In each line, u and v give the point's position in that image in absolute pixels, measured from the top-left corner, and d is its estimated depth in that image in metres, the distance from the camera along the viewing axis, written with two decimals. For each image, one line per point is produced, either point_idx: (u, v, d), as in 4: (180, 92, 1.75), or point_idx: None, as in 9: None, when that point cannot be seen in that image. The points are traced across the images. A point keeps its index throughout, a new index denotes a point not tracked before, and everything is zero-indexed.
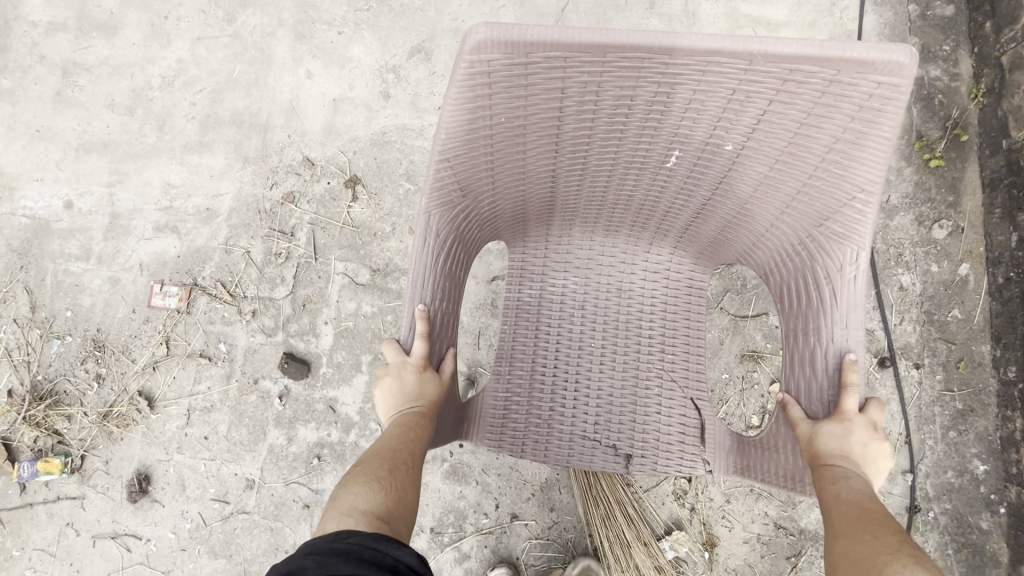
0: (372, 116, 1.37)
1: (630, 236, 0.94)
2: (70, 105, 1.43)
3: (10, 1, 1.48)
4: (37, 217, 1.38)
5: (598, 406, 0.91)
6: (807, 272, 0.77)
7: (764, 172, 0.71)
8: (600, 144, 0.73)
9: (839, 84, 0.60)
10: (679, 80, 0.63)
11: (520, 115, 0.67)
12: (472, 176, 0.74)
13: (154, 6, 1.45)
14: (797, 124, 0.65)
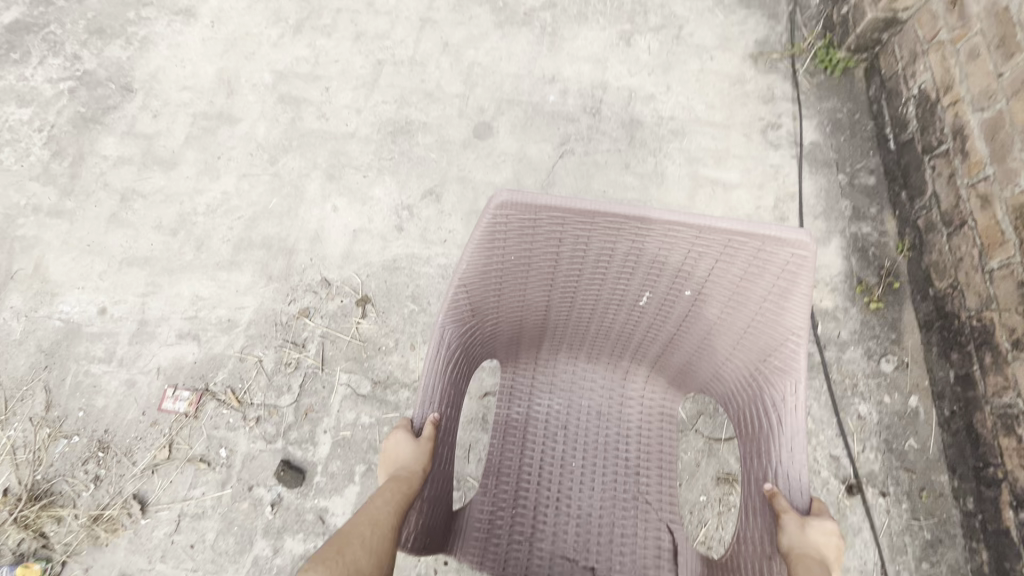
0: (387, 244, 1.57)
1: (610, 363, 1.07)
2: (122, 224, 1.63)
3: (89, 139, 1.75)
4: (71, 321, 1.52)
5: (580, 523, 0.98)
6: (759, 401, 0.89)
7: (717, 314, 0.88)
8: (586, 282, 0.90)
9: (764, 252, 0.79)
10: (647, 238, 0.82)
11: (525, 254, 0.85)
12: (482, 299, 0.89)
13: (211, 148, 1.72)
14: (738, 278, 0.83)
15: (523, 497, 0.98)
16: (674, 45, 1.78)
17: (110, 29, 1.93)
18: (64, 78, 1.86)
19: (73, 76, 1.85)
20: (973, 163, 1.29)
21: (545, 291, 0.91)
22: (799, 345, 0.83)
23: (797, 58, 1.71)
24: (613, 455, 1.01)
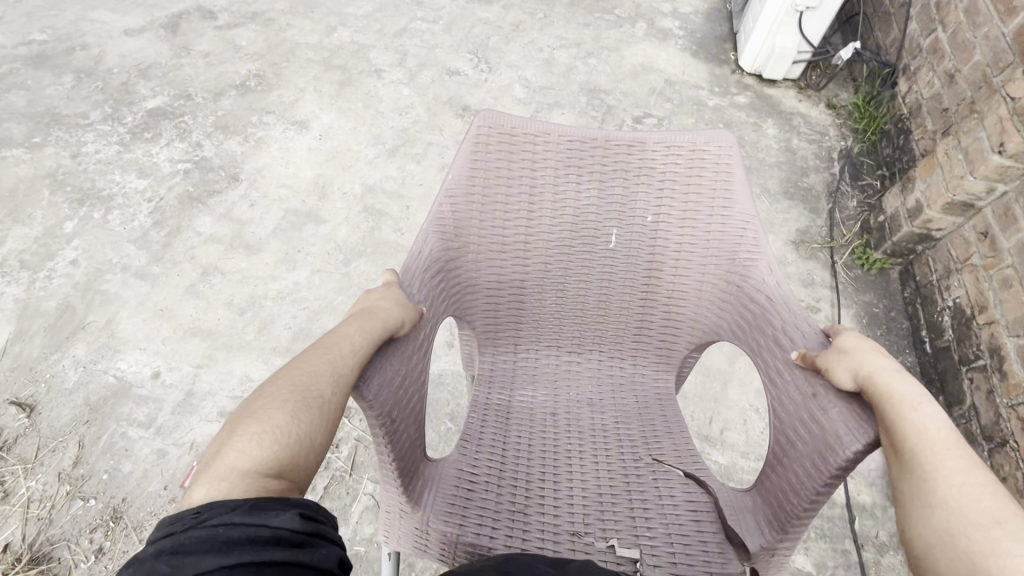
0: (435, 359, 1.68)
1: (595, 329, 1.24)
2: (197, 296, 1.75)
3: (189, 214, 1.95)
4: (123, 379, 1.58)
5: (592, 457, 1.08)
6: (741, 310, 1.08)
7: (679, 230, 1.13)
8: (565, 213, 1.15)
9: (697, 152, 1.12)
10: (605, 154, 1.13)
11: (508, 177, 1.12)
12: (469, 222, 1.11)
13: (294, 241, 1.89)
14: (685, 188, 1.12)
15: (512, 459, 1.05)
16: None
17: (234, 127, 2.23)
18: (183, 160, 2.11)
19: (191, 159, 2.11)
20: (1011, 385, 1.33)
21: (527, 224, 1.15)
22: (756, 228, 1.09)
23: (835, 250, 1.88)
24: (609, 410, 1.18)
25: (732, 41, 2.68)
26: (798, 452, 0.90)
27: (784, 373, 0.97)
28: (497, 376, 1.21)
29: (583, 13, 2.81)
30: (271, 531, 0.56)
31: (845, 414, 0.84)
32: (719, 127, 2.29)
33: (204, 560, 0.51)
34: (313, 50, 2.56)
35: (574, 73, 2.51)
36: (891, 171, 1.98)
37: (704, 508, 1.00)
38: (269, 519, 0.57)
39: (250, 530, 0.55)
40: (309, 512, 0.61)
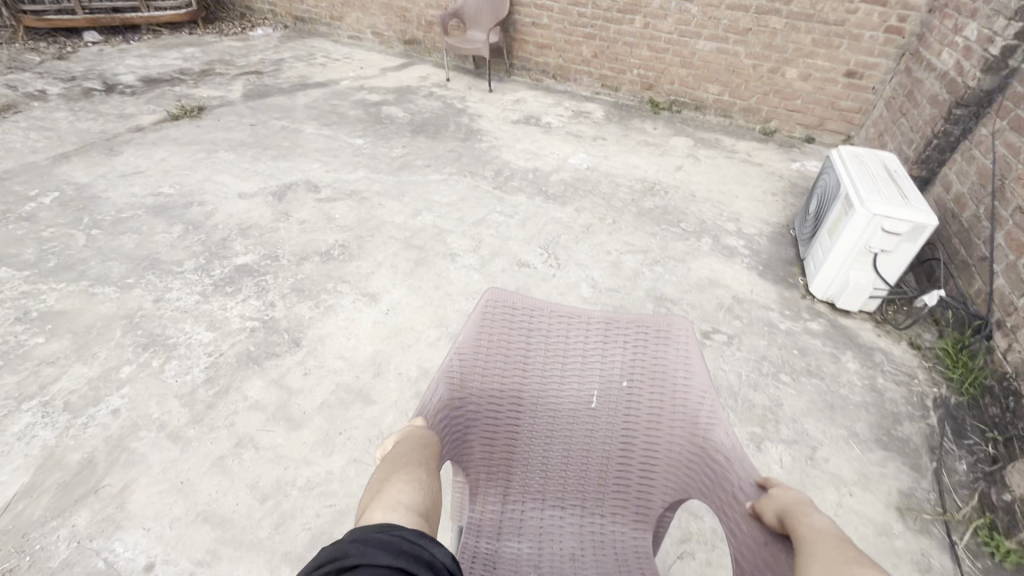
0: None
1: (579, 484, 1.40)
2: (222, 471, 1.62)
3: (243, 375, 1.93)
4: (113, 566, 1.38)
5: None
6: (701, 475, 1.24)
7: (647, 401, 1.32)
8: (552, 379, 1.36)
9: (662, 331, 1.33)
10: (585, 329, 1.36)
11: (504, 344, 1.35)
12: (467, 384, 1.32)
13: (338, 420, 1.79)
14: (652, 362, 1.33)
15: None
16: (807, 465, 1.74)
17: (309, 291, 2.32)
18: (253, 318, 2.17)
19: (260, 319, 2.17)
20: None
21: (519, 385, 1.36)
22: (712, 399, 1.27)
23: (953, 525, 1.60)
24: (587, 561, 1.31)
25: (799, 265, 2.73)
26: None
27: (735, 532, 1.10)
28: (487, 526, 1.36)
29: (650, 223, 2.98)
30: (431, 557, 0.76)
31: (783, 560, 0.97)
32: (794, 353, 2.18)
33: (381, 555, 0.71)
34: (397, 229, 2.77)
35: (641, 279, 2.56)
36: (1006, 437, 1.74)
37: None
38: (431, 549, 0.77)
39: (415, 549, 0.75)
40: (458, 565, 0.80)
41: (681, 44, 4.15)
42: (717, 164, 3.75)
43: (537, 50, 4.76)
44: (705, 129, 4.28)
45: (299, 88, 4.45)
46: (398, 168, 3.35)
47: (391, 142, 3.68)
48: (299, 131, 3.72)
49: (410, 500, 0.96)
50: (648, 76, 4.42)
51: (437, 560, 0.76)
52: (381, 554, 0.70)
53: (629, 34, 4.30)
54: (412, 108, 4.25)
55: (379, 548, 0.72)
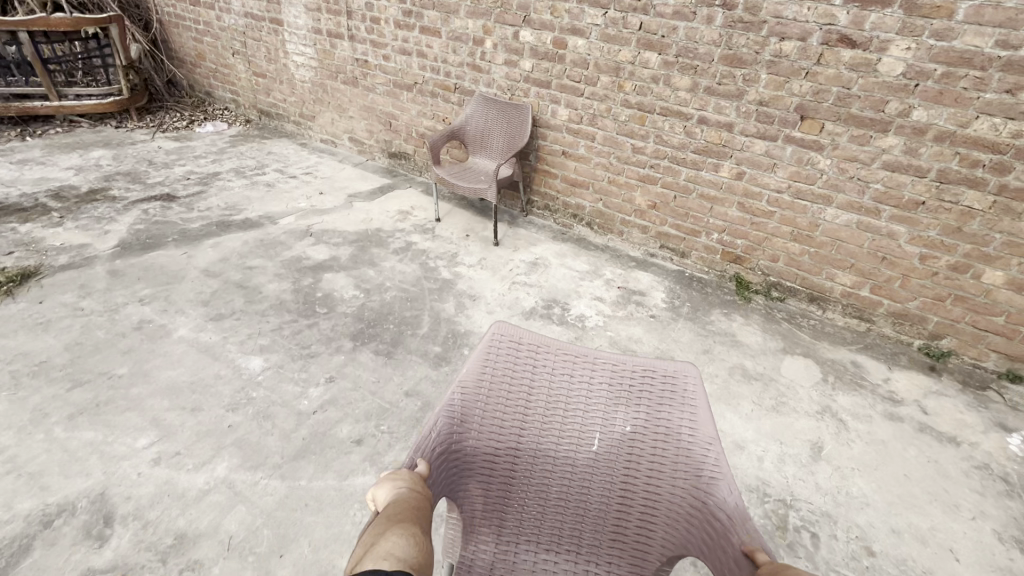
0: None
1: (578, 536, 1.49)
2: None
3: None
4: None
5: None
6: (706, 528, 1.29)
7: (652, 454, 1.39)
8: (558, 424, 1.45)
9: (671, 375, 1.42)
10: (601, 367, 1.46)
11: (511, 381, 1.44)
12: (469, 419, 1.42)
13: None
14: (661, 409, 1.40)
15: None
16: None
17: None
18: None
19: None
20: None
21: (521, 425, 1.45)
22: (720, 458, 1.32)
23: None
24: None
25: None
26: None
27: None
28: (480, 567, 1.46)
29: None
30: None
31: None
32: None
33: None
34: None
35: None
36: None
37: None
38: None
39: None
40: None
41: (795, 208, 2.67)
42: (876, 438, 2.14)
43: (568, 187, 3.34)
44: (826, 339, 2.72)
45: (214, 230, 3.03)
46: (297, 452, 1.78)
47: (312, 368, 2.14)
48: (163, 333, 2.22)
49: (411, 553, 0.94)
50: (735, 244, 2.93)
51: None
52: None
53: (709, 184, 2.84)
54: (371, 278, 2.77)
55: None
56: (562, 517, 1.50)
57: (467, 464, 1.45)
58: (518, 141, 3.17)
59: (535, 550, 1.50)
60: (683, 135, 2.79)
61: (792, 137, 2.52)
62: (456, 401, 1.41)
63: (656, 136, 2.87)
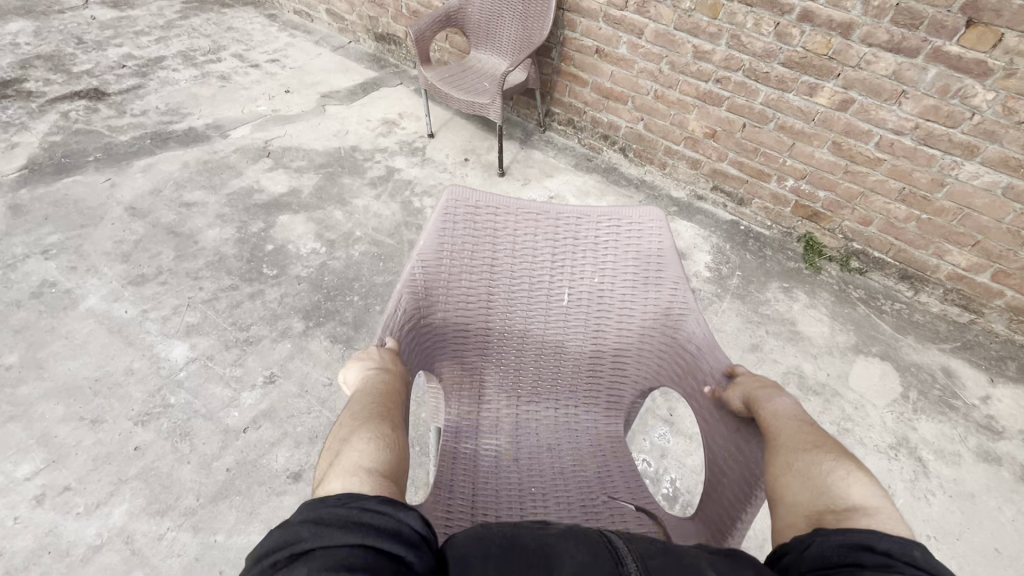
0: None
1: (553, 390, 1.42)
2: None
3: None
4: None
5: (548, 501, 1.23)
6: (679, 357, 1.28)
7: (623, 303, 1.32)
8: (532, 281, 1.32)
9: (637, 225, 1.30)
10: (567, 219, 1.31)
11: (472, 243, 1.27)
12: (435, 284, 1.27)
13: None
14: (631, 256, 1.30)
15: (482, 504, 1.20)
16: None
17: None
18: None
19: None
20: None
21: (491, 285, 1.32)
22: (686, 292, 1.28)
23: None
24: (564, 453, 1.34)
25: None
26: (727, 481, 1.12)
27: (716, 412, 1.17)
28: (462, 428, 1.36)
29: None
30: (399, 525, 0.65)
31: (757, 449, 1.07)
32: None
33: (334, 535, 0.60)
34: None
35: None
36: None
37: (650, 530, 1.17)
38: (397, 514, 0.66)
39: (379, 518, 0.64)
40: (430, 526, 0.69)
41: (915, 158, 1.91)
42: (962, 490, 1.67)
43: (599, 99, 2.53)
44: (912, 333, 2.13)
45: (148, 146, 2.42)
46: (218, 490, 1.41)
47: (249, 361, 1.70)
48: (68, 303, 1.77)
49: (371, 462, 0.81)
50: (815, 196, 2.21)
51: (405, 523, 0.66)
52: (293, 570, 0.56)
53: (796, 113, 2.05)
54: (337, 224, 2.20)
55: (332, 530, 0.61)
56: (539, 375, 1.42)
57: (436, 332, 1.31)
58: (535, 37, 2.30)
59: (511, 406, 1.42)
60: (771, 37, 1.94)
61: (942, 53, 1.68)
62: (417, 273, 1.25)
63: (732, 36, 2.02)
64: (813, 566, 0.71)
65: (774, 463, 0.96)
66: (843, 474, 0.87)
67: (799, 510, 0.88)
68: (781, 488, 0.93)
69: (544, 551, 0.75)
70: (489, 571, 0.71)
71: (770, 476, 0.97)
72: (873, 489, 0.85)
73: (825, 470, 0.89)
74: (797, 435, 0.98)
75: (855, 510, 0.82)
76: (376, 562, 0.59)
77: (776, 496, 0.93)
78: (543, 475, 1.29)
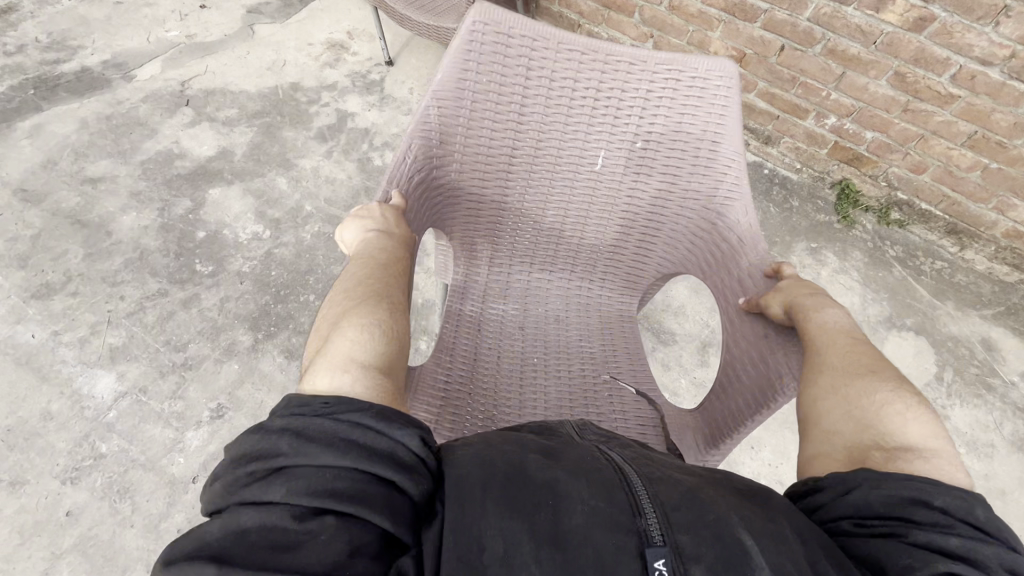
0: None
1: (570, 261, 1.40)
2: None
3: None
4: None
5: (545, 372, 1.26)
6: (712, 243, 1.21)
7: (663, 170, 1.22)
8: (562, 138, 1.22)
9: (699, 82, 1.13)
10: (619, 67, 1.15)
11: (504, 85, 1.14)
12: (455, 130, 1.16)
13: None
14: (685, 119, 1.16)
15: (482, 370, 1.24)
16: None
17: None
18: None
19: None
20: None
21: (517, 140, 1.21)
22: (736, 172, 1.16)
23: None
24: (573, 325, 1.36)
25: None
26: (741, 385, 1.09)
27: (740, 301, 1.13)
28: (473, 288, 1.36)
29: None
30: (394, 446, 0.60)
31: (793, 361, 0.99)
32: None
33: (318, 457, 0.55)
34: None
35: None
36: None
37: (648, 419, 1.20)
38: (393, 435, 0.60)
39: (370, 438, 0.58)
40: (429, 445, 0.64)
41: (999, 96, 1.51)
42: (992, 488, 1.54)
43: (596, 11, 2.00)
44: (952, 297, 1.88)
45: (32, 98, 1.93)
46: None
47: (190, 390, 1.45)
48: None
49: (363, 354, 0.78)
50: (860, 137, 1.82)
51: (399, 446, 0.60)
52: (269, 490, 0.53)
53: (853, 34, 1.59)
54: (282, 196, 1.81)
55: (314, 449, 0.56)
56: (559, 242, 1.37)
57: (451, 188, 1.24)
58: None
59: (525, 269, 1.40)
60: None
61: None
62: (434, 115, 1.14)
63: None
64: (848, 513, 0.66)
65: (819, 380, 0.87)
66: (898, 408, 0.78)
67: (837, 444, 0.80)
68: (816, 416, 0.84)
69: (554, 486, 0.65)
70: (495, 505, 0.61)
71: (801, 397, 0.89)
72: (933, 428, 0.75)
73: (880, 405, 0.79)
74: (859, 360, 0.87)
75: (910, 453, 0.73)
76: (363, 488, 0.55)
77: (810, 420, 0.85)
78: (546, 344, 1.31)
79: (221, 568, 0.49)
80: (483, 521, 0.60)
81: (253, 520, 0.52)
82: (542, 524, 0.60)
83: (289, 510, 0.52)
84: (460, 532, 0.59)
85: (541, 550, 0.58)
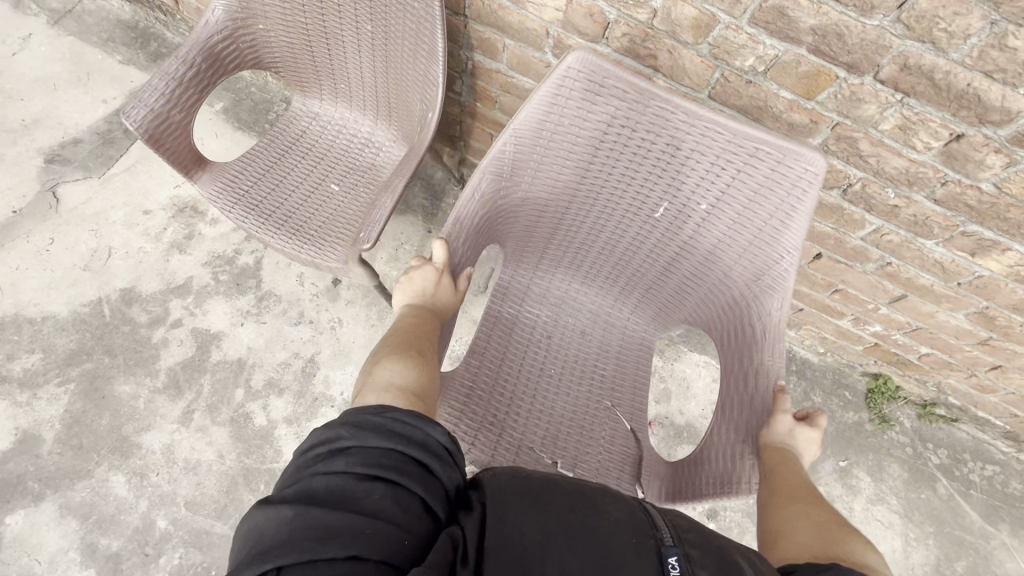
0: None
1: (603, 288, 1.09)
2: None
3: None
4: None
5: (546, 427, 0.98)
6: (739, 320, 0.92)
7: (720, 235, 0.88)
8: (613, 185, 0.90)
9: (783, 164, 0.78)
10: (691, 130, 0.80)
11: (572, 122, 0.83)
12: (526, 159, 0.88)
13: None
14: (760, 202, 0.82)
15: (500, 383, 1.01)
16: None
17: None
18: None
19: None
20: None
21: (574, 176, 0.90)
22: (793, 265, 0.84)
23: None
24: (593, 367, 1.06)
25: None
26: (706, 463, 0.92)
27: (748, 400, 0.89)
28: (515, 286, 1.09)
29: None
30: (423, 438, 0.60)
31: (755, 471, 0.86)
32: None
33: (367, 439, 0.57)
34: None
35: None
36: None
37: (621, 454, 0.99)
38: (424, 426, 0.60)
39: (405, 426, 0.60)
40: (456, 445, 0.63)
41: None
42: None
43: None
44: (1007, 517, 1.46)
45: None
46: None
47: None
48: None
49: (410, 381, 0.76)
50: (912, 348, 1.36)
51: (430, 436, 0.60)
52: (331, 462, 0.55)
53: (928, 267, 1.09)
54: (119, 510, 1.26)
55: (368, 432, 0.58)
56: (598, 272, 1.07)
57: (504, 209, 0.95)
58: (420, 115, 1.07)
59: (570, 283, 1.10)
60: (930, 158, 0.88)
61: None
62: (506, 147, 0.87)
63: (836, 137, 0.93)
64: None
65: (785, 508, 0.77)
66: (861, 540, 0.70)
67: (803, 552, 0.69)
68: (781, 528, 0.74)
69: (580, 496, 0.62)
70: (527, 513, 0.59)
71: (771, 512, 0.77)
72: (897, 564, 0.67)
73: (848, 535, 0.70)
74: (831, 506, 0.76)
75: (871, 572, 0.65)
76: (405, 466, 0.56)
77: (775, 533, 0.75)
78: (563, 382, 1.03)
79: (301, 509, 0.51)
80: (522, 512, 0.59)
81: (321, 483, 0.54)
82: (574, 523, 0.58)
83: (349, 474, 0.54)
84: (503, 522, 0.57)
85: (576, 541, 0.57)
